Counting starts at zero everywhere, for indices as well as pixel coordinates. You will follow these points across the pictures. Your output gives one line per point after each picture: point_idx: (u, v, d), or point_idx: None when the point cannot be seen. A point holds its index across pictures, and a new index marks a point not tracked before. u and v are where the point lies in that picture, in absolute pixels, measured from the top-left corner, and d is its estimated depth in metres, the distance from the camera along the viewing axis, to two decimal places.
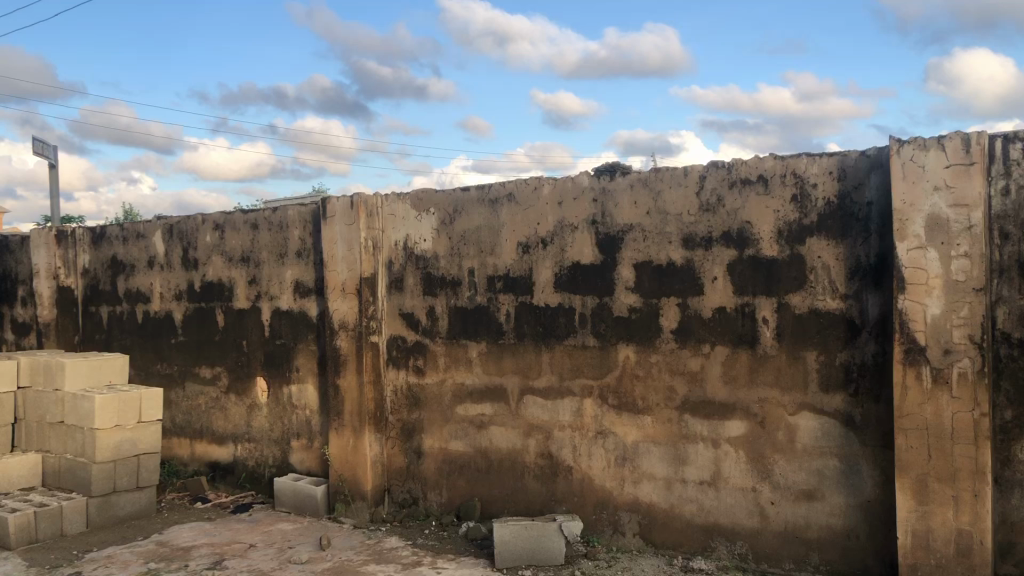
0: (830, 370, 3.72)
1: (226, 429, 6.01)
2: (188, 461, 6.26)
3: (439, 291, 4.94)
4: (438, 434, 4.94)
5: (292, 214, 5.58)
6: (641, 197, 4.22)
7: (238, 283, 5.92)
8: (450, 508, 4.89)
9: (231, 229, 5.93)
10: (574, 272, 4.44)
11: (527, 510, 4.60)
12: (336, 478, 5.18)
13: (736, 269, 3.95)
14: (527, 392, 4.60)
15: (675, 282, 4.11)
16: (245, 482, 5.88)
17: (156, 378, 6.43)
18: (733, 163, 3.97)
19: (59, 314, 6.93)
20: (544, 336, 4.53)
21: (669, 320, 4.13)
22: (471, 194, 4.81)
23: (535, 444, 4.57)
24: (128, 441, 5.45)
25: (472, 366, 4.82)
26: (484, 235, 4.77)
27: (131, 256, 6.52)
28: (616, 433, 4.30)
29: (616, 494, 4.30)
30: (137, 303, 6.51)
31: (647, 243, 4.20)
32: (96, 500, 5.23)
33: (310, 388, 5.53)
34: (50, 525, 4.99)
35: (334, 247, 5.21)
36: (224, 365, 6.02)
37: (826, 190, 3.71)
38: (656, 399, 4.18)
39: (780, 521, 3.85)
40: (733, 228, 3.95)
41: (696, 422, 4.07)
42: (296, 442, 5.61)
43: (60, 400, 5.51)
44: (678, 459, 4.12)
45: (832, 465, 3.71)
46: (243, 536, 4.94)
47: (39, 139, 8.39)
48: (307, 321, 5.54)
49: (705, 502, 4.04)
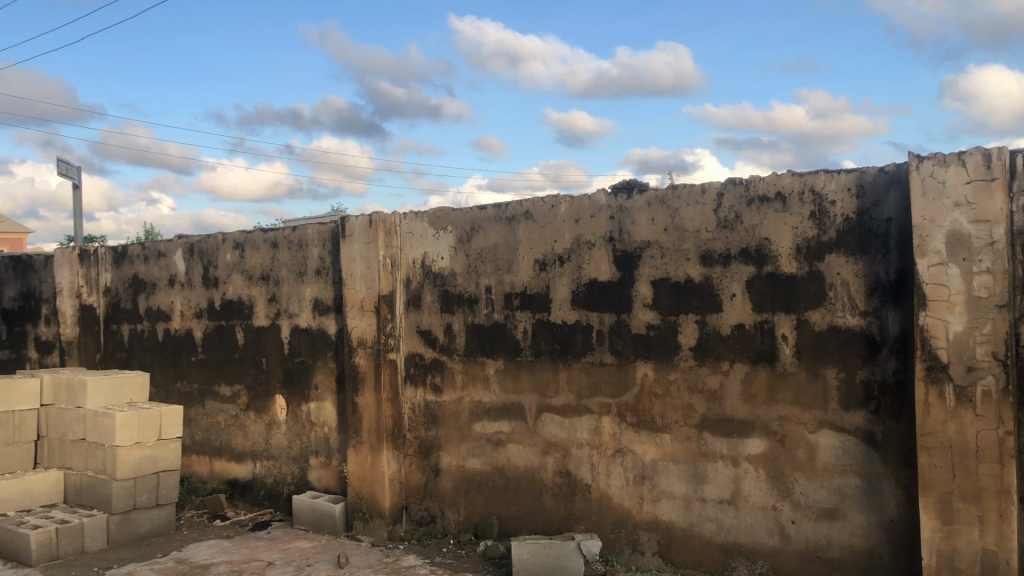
0: (850, 388, 3.70)
1: (245, 446, 6.03)
2: (207, 478, 6.28)
3: (456, 308, 4.96)
4: (455, 452, 4.94)
5: (311, 233, 5.63)
6: (658, 214, 4.23)
7: (258, 301, 5.96)
8: (468, 527, 4.87)
9: (250, 247, 5.98)
10: (592, 289, 4.45)
11: (545, 529, 4.58)
12: (355, 495, 5.18)
13: (755, 286, 3.94)
14: (545, 410, 4.59)
15: (693, 300, 4.11)
16: (263, 499, 5.89)
17: (176, 396, 6.47)
18: (751, 179, 3.97)
19: (81, 332, 7.00)
20: (562, 353, 4.53)
21: (688, 337, 4.12)
22: (488, 212, 4.83)
23: (552, 462, 4.56)
24: (148, 458, 5.48)
25: (489, 384, 4.82)
26: (501, 253, 4.79)
27: (151, 275, 6.59)
28: (634, 451, 4.29)
29: (634, 513, 4.28)
30: (158, 321, 6.57)
31: (665, 260, 4.20)
32: (116, 518, 5.26)
33: (328, 405, 5.55)
34: (71, 542, 5.02)
35: (353, 266, 5.25)
36: (243, 383, 6.05)
37: (845, 207, 3.71)
38: (675, 417, 4.16)
39: (801, 540, 3.81)
40: (751, 245, 3.95)
41: (715, 439, 4.05)
42: (314, 460, 5.62)
43: (81, 417, 5.56)
44: (697, 477, 4.10)
45: (854, 483, 3.68)
46: (262, 553, 4.95)
47: (63, 160, 8.53)
48: (326, 339, 5.57)
49: (725, 521, 4.02)
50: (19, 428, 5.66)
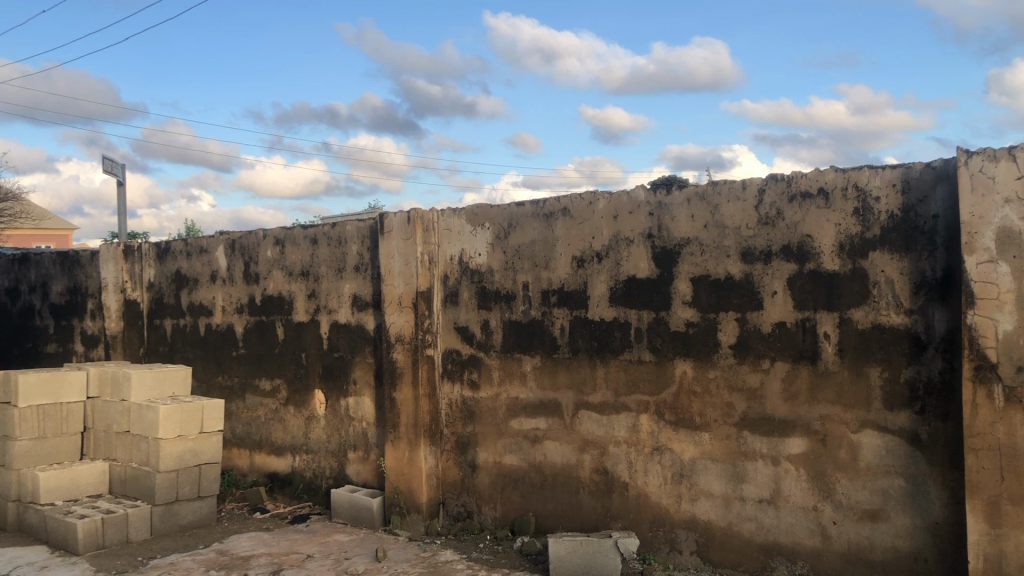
0: (894, 388, 3.63)
1: (284, 439, 6.11)
2: (248, 471, 6.37)
3: (493, 305, 4.96)
4: (492, 448, 4.95)
5: (350, 230, 5.67)
6: (698, 210, 4.19)
7: (298, 297, 6.03)
8: (504, 523, 4.88)
9: (291, 243, 6.05)
10: (630, 286, 4.42)
11: (582, 526, 4.57)
12: (392, 490, 5.22)
13: (797, 284, 3.89)
14: (582, 407, 4.58)
15: (733, 297, 4.07)
16: (302, 493, 5.96)
17: (217, 390, 6.57)
18: (793, 175, 3.92)
19: (125, 327, 7.14)
20: (599, 351, 4.51)
21: (728, 335, 4.08)
22: (526, 209, 4.83)
23: (590, 459, 4.55)
24: (190, 451, 5.57)
25: (526, 380, 4.82)
26: (539, 250, 4.78)
27: (194, 271, 6.70)
28: (672, 450, 4.26)
29: (672, 511, 4.25)
30: (200, 316, 6.67)
31: (704, 257, 4.16)
32: (159, 509, 5.36)
33: (366, 400, 5.59)
34: (116, 532, 5.13)
35: (391, 262, 5.28)
36: (283, 378, 6.12)
37: (890, 203, 3.64)
38: (714, 415, 4.13)
39: (842, 541, 3.76)
40: (793, 242, 3.90)
41: (755, 438, 4.00)
42: (353, 454, 5.67)
43: (125, 410, 5.67)
44: (736, 476, 4.06)
45: (898, 485, 3.62)
46: (301, 546, 5.00)
47: (108, 158, 8.70)
48: (364, 334, 5.62)
49: (764, 521, 3.97)
50: (66, 420, 5.79)
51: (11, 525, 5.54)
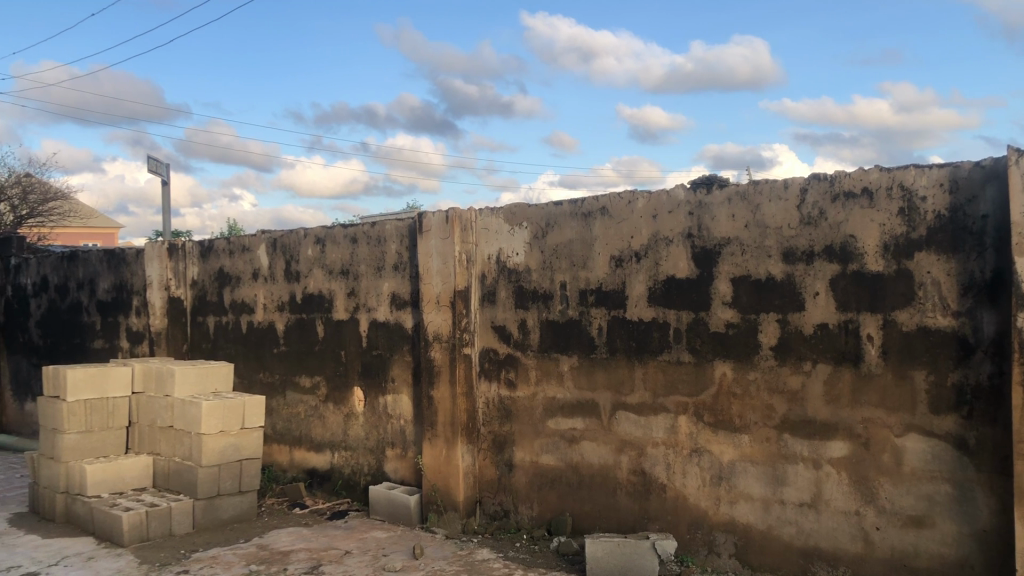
0: (940, 392, 3.56)
1: (324, 436, 6.17)
2: (288, 467, 6.45)
3: (531, 305, 4.96)
4: (529, 447, 4.95)
5: (389, 229, 5.72)
6: (739, 210, 4.15)
7: (338, 295, 6.08)
8: (541, 522, 4.88)
9: (331, 242, 6.12)
10: (669, 286, 4.39)
11: (619, 527, 4.55)
12: (430, 488, 5.25)
13: (840, 285, 3.83)
14: (620, 407, 4.56)
15: (774, 298, 4.02)
16: (341, 489, 6.02)
17: (258, 386, 6.67)
18: (836, 175, 3.87)
19: (169, 323, 7.28)
20: (637, 351, 4.49)
21: (769, 336, 4.03)
22: (564, 208, 4.82)
23: (627, 460, 4.52)
24: (232, 447, 5.64)
25: (563, 380, 4.81)
26: (577, 249, 4.77)
27: (236, 269, 6.80)
28: (711, 452, 4.22)
29: (711, 514, 4.22)
30: (242, 314, 6.77)
31: (745, 257, 4.12)
32: (201, 503, 5.45)
33: (404, 398, 5.63)
34: (160, 525, 5.24)
35: (429, 261, 5.31)
36: (322, 375, 6.19)
37: (937, 203, 3.57)
38: (754, 417, 4.08)
39: (886, 547, 3.69)
40: (836, 242, 3.84)
41: (795, 441, 3.95)
42: (391, 451, 5.71)
43: (169, 405, 5.77)
44: (776, 479, 4.01)
45: (943, 490, 3.54)
46: (339, 542, 5.05)
47: (153, 157, 8.87)
48: (402, 333, 5.66)
49: (805, 525, 3.92)
50: (112, 414, 5.92)
51: (60, 516, 5.68)
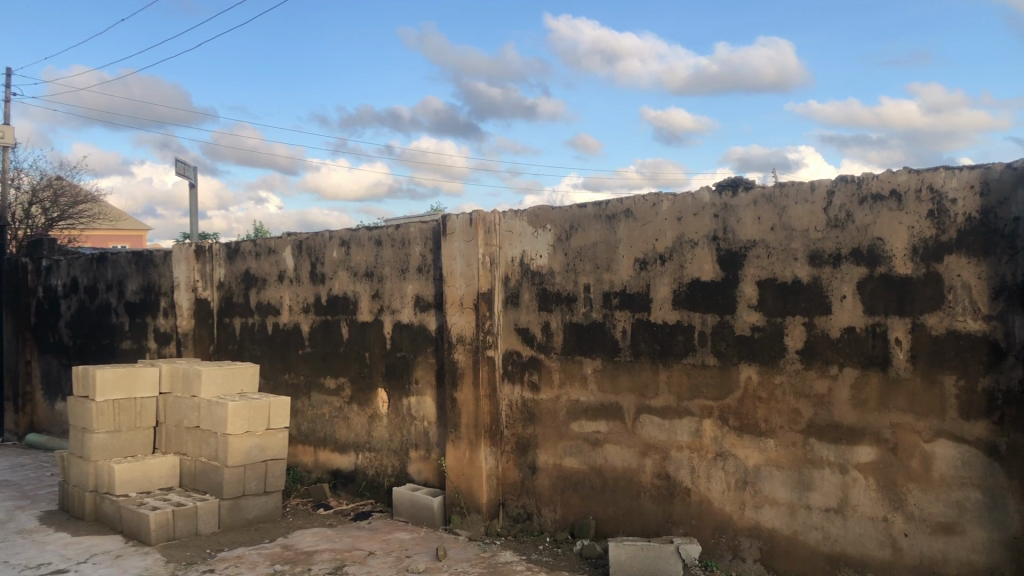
0: (971, 397, 3.51)
1: (348, 437, 6.21)
2: (312, 468, 6.49)
3: (555, 307, 4.96)
4: (553, 450, 4.94)
5: (413, 231, 5.74)
6: (765, 212, 4.12)
7: (362, 297, 6.12)
8: (564, 526, 4.87)
9: (356, 245, 6.15)
10: (694, 289, 4.37)
11: (643, 531, 4.53)
12: (453, 490, 5.28)
13: (867, 288, 3.78)
14: (644, 411, 4.53)
15: (800, 301, 3.98)
16: (365, 490, 6.05)
17: (283, 387, 6.72)
18: (864, 177, 3.83)
19: (196, 324, 7.36)
20: (661, 354, 4.47)
21: (795, 340, 4.00)
22: (588, 210, 4.81)
23: (651, 464, 4.50)
24: (258, 447, 5.69)
25: (587, 383, 4.79)
26: (601, 252, 4.76)
27: (262, 271, 6.86)
28: (736, 456, 4.19)
29: (735, 518, 4.19)
30: (268, 315, 6.82)
31: (771, 260, 4.08)
32: (227, 503, 5.49)
33: (428, 400, 5.64)
34: (186, 524, 5.29)
35: (453, 263, 5.33)
36: (347, 376, 6.22)
37: (967, 205, 3.52)
38: (779, 421, 4.05)
39: (914, 554, 3.64)
40: (863, 245, 3.80)
41: (822, 446, 3.91)
42: (414, 453, 5.73)
43: (196, 405, 5.82)
44: (802, 484, 3.97)
45: (974, 497, 3.49)
46: (363, 543, 5.08)
47: (180, 160, 8.97)
48: (426, 335, 5.67)
49: (831, 530, 3.87)
50: (140, 414, 5.98)
51: (89, 515, 5.75)
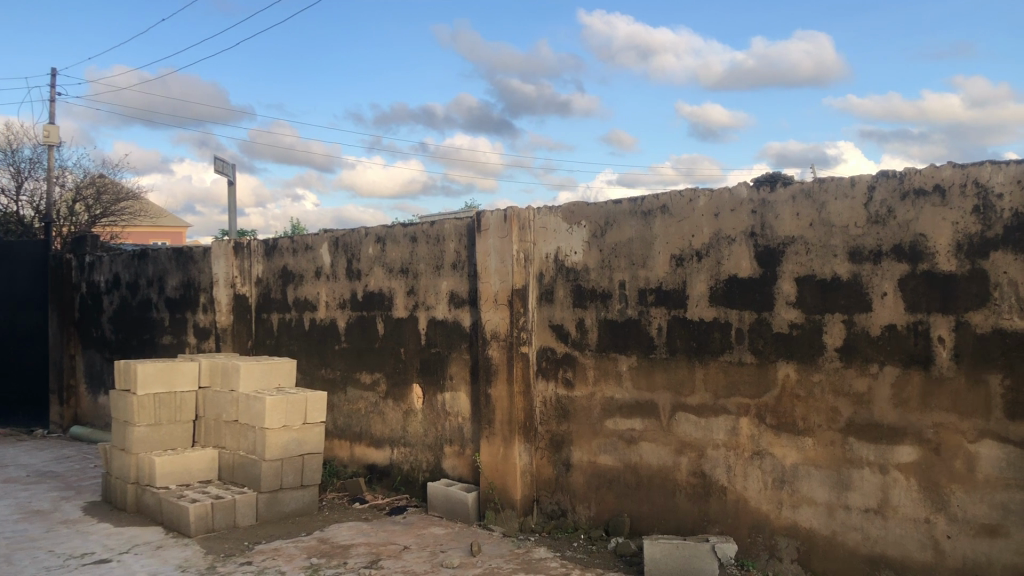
0: (1016, 397, 3.43)
1: (383, 432, 6.25)
2: (348, 462, 6.55)
3: (589, 304, 4.94)
4: (587, 447, 4.92)
5: (448, 228, 5.75)
6: (804, 208, 4.07)
7: (397, 293, 6.15)
8: (598, 523, 4.85)
9: (391, 241, 6.18)
10: (731, 286, 4.32)
11: (679, 529, 4.50)
12: (487, 486, 5.29)
13: (909, 285, 3.71)
14: (679, 408, 4.50)
15: (840, 298, 3.92)
16: (400, 485, 6.09)
17: (320, 382, 6.78)
18: (906, 172, 3.75)
19: (234, 320, 7.46)
20: (698, 351, 4.43)
21: (834, 338, 3.94)
22: (624, 206, 4.79)
23: (687, 461, 4.46)
24: (295, 441, 5.74)
25: (622, 380, 4.77)
26: (636, 248, 4.73)
27: (299, 267, 6.93)
28: (773, 454, 4.14)
29: (772, 518, 4.14)
30: (305, 311, 6.89)
31: (810, 257, 4.03)
32: (264, 496, 5.56)
33: (462, 396, 5.66)
34: (225, 516, 5.37)
35: (488, 260, 5.34)
36: (382, 372, 6.27)
37: (1014, 200, 3.44)
38: (818, 420, 3.99)
39: (957, 556, 3.57)
40: (905, 241, 3.73)
41: (861, 445, 3.85)
42: (448, 449, 5.75)
43: (234, 400, 5.89)
44: (841, 484, 3.91)
45: (1019, 499, 3.41)
46: (398, 537, 5.11)
47: (220, 158, 9.09)
48: (460, 331, 5.69)
49: (871, 531, 3.81)
50: (180, 407, 6.08)
51: (130, 506, 5.87)
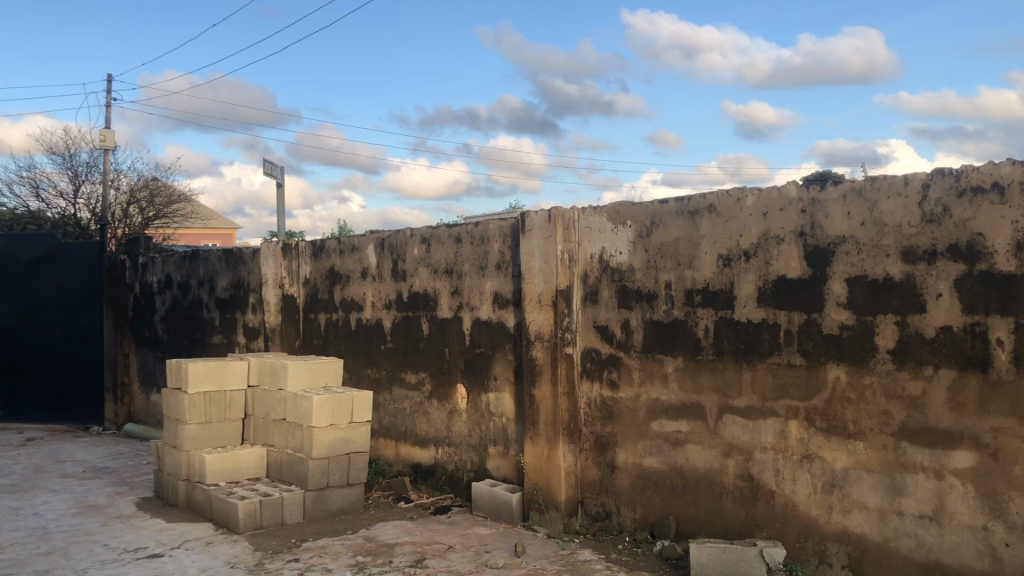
0: None
1: (428, 432, 6.28)
2: (393, 461, 6.61)
3: (635, 304, 4.90)
4: (632, 449, 4.89)
5: (493, 228, 5.76)
6: (855, 207, 3.98)
7: (442, 293, 6.18)
8: (644, 525, 4.81)
9: (436, 242, 6.22)
10: (780, 286, 4.25)
11: (725, 533, 4.44)
12: (532, 487, 5.28)
13: (966, 286, 3.62)
14: (726, 410, 4.44)
15: (893, 299, 3.83)
16: (444, 485, 6.12)
17: (366, 381, 6.85)
18: (963, 169, 3.66)
19: (283, 320, 7.56)
20: (746, 353, 4.36)
21: (886, 339, 3.85)
22: (669, 206, 4.75)
23: (734, 465, 4.40)
24: (341, 440, 5.80)
25: (668, 382, 4.72)
26: (682, 248, 4.68)
27: (346, 268, 7.00)
28: (823, 458, 4.06)
29: (822, 522, 4.06)
30: (351, 311, 6.97)
31: (861, 257, 3.94)
32: (311, 494, 5.63)
33: (507, 397, 5.67)
34: (273, 513, 5.45)
35: (532, 260, 5.34)
36: (427, 372, 6.30)
37: None
38: (870, 424, 3.90)
39: (1016, 565, 3.46)
40: (962, 241, 3.63)
41: (915, 450, 3.76)
42: (493, 449, 5.76)
43: (282, 399, 5.97)
44: (893, 489, 3.82)
45: None
46: (443, 537, 5.13)
47: (269, 161, 9.24)
48: (504, 331, 5.69)
49: (926, 538, 3.72)
50: (229, 406, 6.19)
51: (181, 502, 5.99)
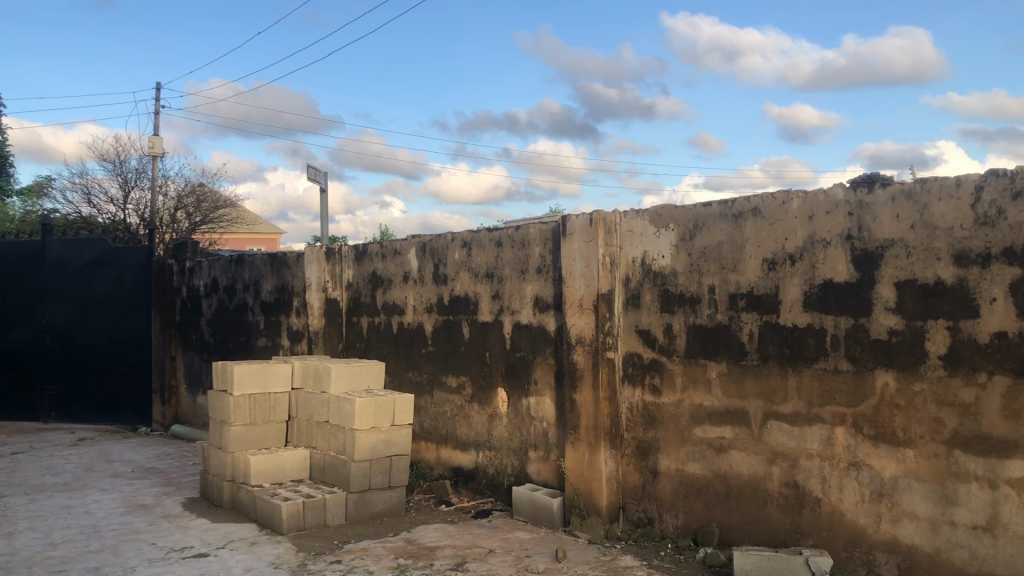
0: None
1: (469, 436, 6.29)
2: (434, 464, 6.63)
3: (677, 309, 4.85)
4: (675, 455, 4.84)
5: (533, 232, 5.76)
6: (904, 210, 3.90)
7: (482, 297, 6.19)
8: (686, 532, 4.76)
9: (477, 246, 6.23)
10: (826, 290, 4.18)
11: (770, 541, 4.37)
12: (573, 491, 5.26)
13: (1021, 290, 3.51)
14: (771, 416, 4.37)
15: (944, 303, 3.74)
16: (485, 489, 6.12)
17: (407, 384, 6.89)
18: (1018, 170, 3.55)
19: (326, 323, 7.64)
20: (791, 359, 4.29)
21: (937, 345, 3.76)
22: (713, 209, 4.69)
23: (779, 472, 4.33)
24: (383, 442, 5.84)
25: (711, 387, 4.66)
26: (726, 252, 4.62)
27: (388, 272, 7.05)
28: (871, 466, 3.98)
29: (870, 531, 3.98)
30: (393, 315, 7.01)
31: (911, 261, 3.85)
32: (354, 496, 5.67)
33: (547, 401, 5.65)
34: (316, 515, 5.51)
35: (573, 264, 5.32)
36: (468, 375, 6.31)
37: None
38: (920, 431, 3.81)
39: None
40: (1017, 244, 3.53)
41: (968, 458, 3.66)
42: (533, 453, 5.74)
43: (325, 401, 6.03)
44: (945, 498, 3.72)
45: None
46: (483, 541, 5.13)
47: (312, 166, 9.35)
48: (545, 335, 5.68)
49: (979, 550, 3.62)
50: (273, 408, 6.27)
51: (226, 503, 6.08)
